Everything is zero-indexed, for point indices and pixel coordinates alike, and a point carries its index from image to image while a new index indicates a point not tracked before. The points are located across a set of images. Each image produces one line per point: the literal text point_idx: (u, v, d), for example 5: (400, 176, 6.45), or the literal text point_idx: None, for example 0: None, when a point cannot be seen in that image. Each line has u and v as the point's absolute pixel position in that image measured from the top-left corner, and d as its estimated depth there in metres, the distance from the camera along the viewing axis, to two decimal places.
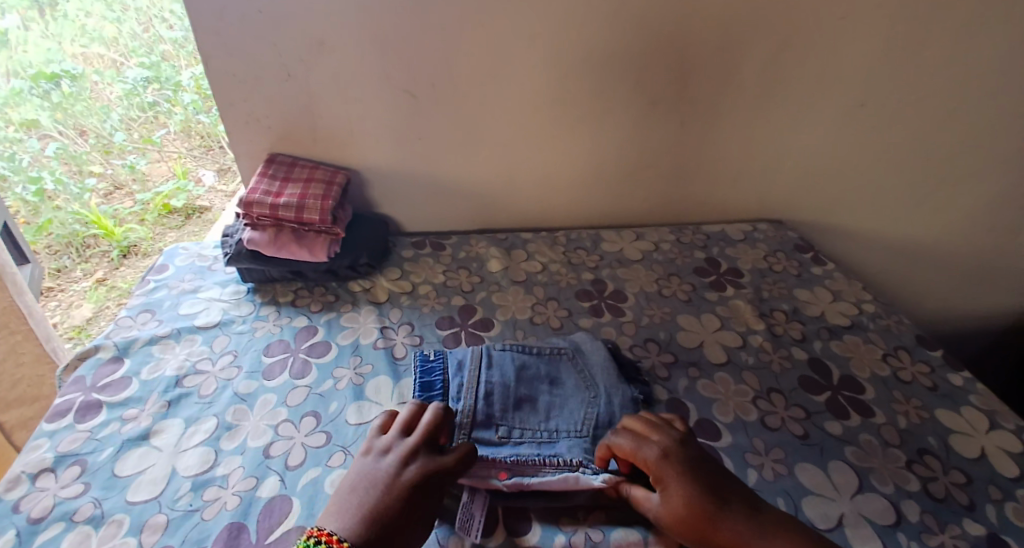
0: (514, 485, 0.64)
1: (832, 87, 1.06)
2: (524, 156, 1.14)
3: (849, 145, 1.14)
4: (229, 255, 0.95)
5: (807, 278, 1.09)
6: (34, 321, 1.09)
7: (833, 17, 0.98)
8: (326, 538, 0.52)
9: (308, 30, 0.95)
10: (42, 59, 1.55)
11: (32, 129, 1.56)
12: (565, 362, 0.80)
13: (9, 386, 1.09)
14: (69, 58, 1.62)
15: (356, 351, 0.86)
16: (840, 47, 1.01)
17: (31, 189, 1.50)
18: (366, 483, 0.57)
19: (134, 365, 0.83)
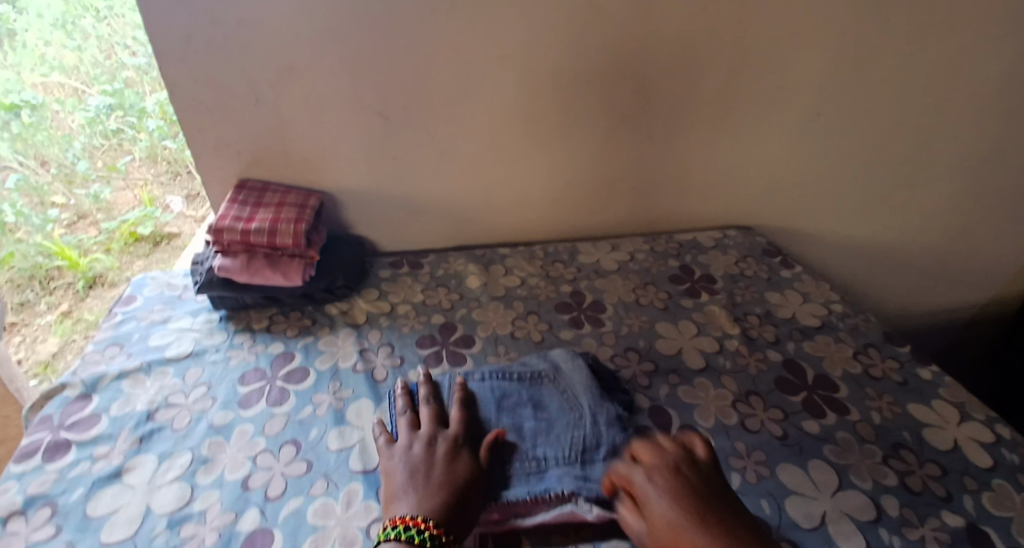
0: (507, 524, 0.63)
1: (792, 97, 1.10)
2: (499, 172, 1.15)
3: (809, 153, 1.18)
4: (201, 283, 0.93)
5: (777, 281, 1.12)
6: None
7: (788, 32, 1.02)
8: (417, 520, 0.57)
9: (277, 55, 0.95)
10: (0, 89, 1.41)
11: None
12: (547, 385, 0.80)
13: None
14: (29, 88, 1.48)
15: (335, 375, 0.85)
16: (797, 60, 1.06)
17: None
18: (418, 471, 0.63)
19: (103, 401, 0.80)
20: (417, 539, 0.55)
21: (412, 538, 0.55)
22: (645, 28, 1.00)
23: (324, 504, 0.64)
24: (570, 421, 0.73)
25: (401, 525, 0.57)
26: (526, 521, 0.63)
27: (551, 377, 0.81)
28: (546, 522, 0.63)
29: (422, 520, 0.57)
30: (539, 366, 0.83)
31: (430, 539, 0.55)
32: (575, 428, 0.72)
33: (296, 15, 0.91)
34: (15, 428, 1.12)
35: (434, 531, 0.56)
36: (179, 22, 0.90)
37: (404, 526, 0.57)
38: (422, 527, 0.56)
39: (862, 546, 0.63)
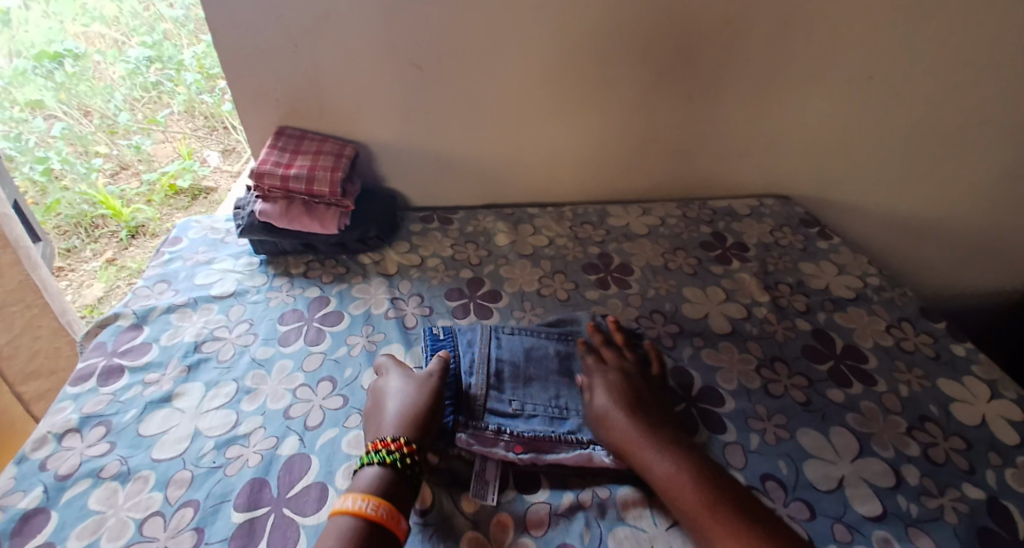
0: (529, 459, 0.66)
1: (845, 57, 1.05)
2: (532, 129, 1.14)
3: (857, 120, 1.13)
4: (242, 228, 0.96)
5: (812, 252, 1.09)
6: (49, 296, 1.11)
7: None
8: (392, 443, 0.61)
9: (316, 2, 0.95)
10: (44, 39, 1.50)
11: (37, 110, 1.55)
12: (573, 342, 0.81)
13: (26, 358, 1.11)
14: (72, 38, 1.58)
15: (368, 320, 0.88)
16: (853, 20, 1.00)
17: (38, 169, 1.51)
18: (403, 398, 0.67)
19: (153, 331, 0.85)
20: (389, 461, 0.59)
21: (385, 460, 0.60)
22: None
23: (358, 435, 0.68)
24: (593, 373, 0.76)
25: (384, 448, 0.60)
26: (547, 457, 0.66)
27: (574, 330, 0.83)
28: (564, 463, 0.66)
29: (398, 443, 0.61)
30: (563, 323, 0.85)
31: (399, 460, 0.60)
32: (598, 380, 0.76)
33: None
34: (69, 361, 1.19)
35: (404, 452, 0.60)
36: None
37: (378, 450, 0.61)
38: (395, 448, 0.60)
39: (878, 511, 0.64)
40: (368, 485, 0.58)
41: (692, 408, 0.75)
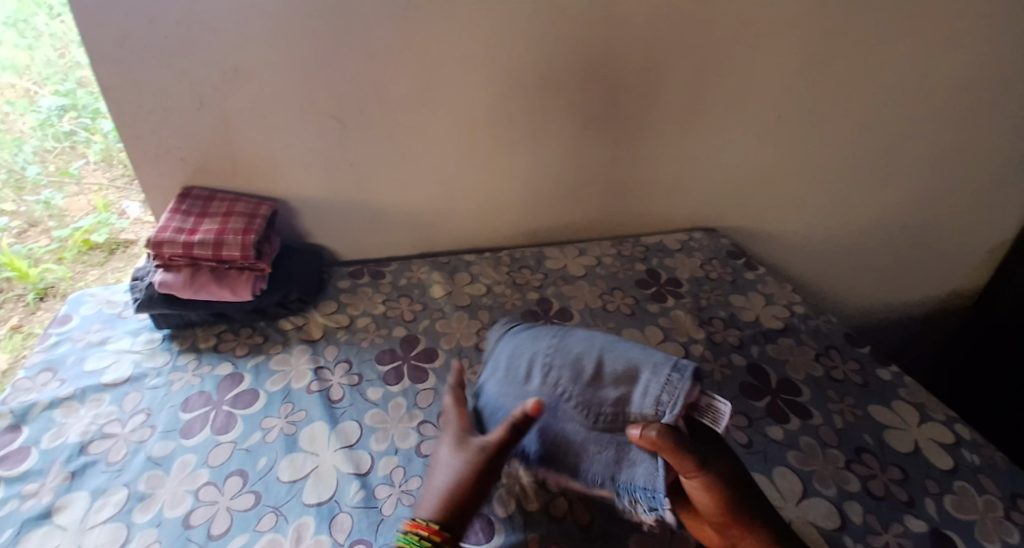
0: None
1: (755, 97, 1.10)
2: (461, 175, 1.11)
3: (772, 155, 1.19)
4: (140, 301, 0.87)
5: (741, 283, 1.12)
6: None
7: (748, 36, 1.02)
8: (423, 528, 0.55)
9: (220, 58, 0.89)
10: None
11: None
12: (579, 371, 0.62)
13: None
14: None
15: (288, 398, 0.80)
16: (758, 63, 1.05)
17: None
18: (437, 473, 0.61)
19: (33, 432, 0.74)
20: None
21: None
22: (607, 28, 0.97)
23: (272, 540, 0.60)
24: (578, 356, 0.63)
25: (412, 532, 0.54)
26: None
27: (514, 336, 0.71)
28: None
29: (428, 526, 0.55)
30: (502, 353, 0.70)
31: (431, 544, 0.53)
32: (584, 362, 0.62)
33: (238, 18, 0.86)
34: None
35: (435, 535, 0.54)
36: (107, 21, 0.84)
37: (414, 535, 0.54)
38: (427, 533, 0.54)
39: None
40: None
41: None
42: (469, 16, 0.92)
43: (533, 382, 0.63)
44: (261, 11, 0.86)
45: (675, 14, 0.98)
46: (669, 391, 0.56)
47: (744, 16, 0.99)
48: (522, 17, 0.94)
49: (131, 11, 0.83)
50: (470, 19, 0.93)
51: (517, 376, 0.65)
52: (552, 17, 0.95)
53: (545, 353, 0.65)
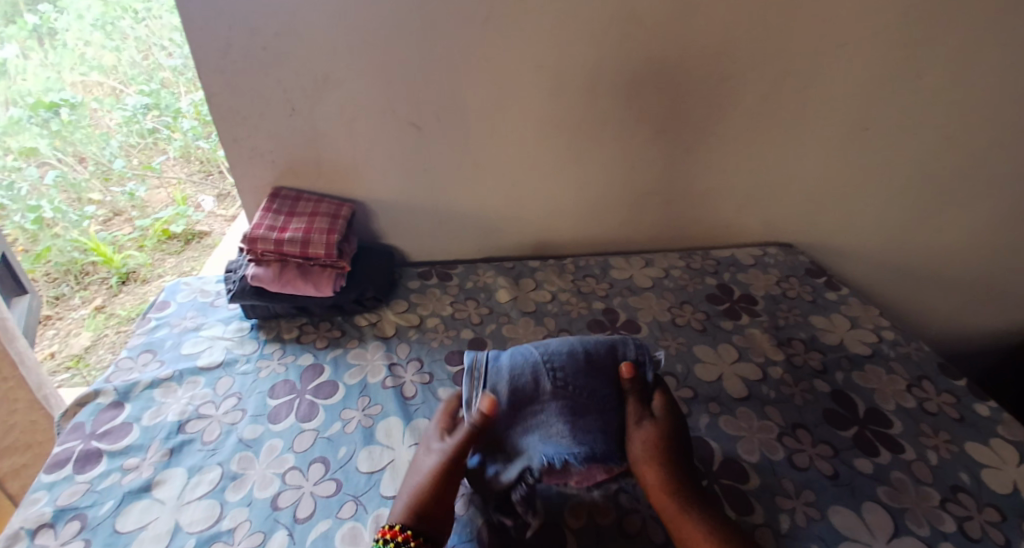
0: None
1: (840, 108, 1.05)
2: (531, 182, 1.13)
3: (855, 170, 1.13)
4: (234, 292, 0.93)
5: (822, 304, 1.07)
6: (26, 369, 1.05)
7: (838, 47, 0.98)
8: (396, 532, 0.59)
9: (313, 66, 0.94)
10: (41, 87, 1.50)
11: (31, 157, 1.54)
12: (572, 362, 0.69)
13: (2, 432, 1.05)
14: (69, 87, 1.55)
15: (364, 391, 0.83)
16: (847, 75, 1.01)
17: (31, 217, 1.53)
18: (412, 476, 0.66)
19: (134, 410, 0.80)
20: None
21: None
22: (687, 37, 0.96)
23: (353, 528, 0.63)
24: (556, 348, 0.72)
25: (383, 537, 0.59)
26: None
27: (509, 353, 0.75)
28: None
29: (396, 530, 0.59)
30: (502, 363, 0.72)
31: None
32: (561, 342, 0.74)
33: (333, 27, 0.91)
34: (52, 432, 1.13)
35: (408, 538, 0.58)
36: (216, 32, 0.90)
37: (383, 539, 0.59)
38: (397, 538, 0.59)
39: None
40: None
41: (714, 485, 0.71)
42: (550, 25, 0.93)
43: (540, 386, 0.67)
44: (353, 21, 0.90)
45: (760, 24, 0.95)
46: (641, 353, 0.72)
47: (834, 26, 0.96)
48: (602, 27, 0.94)
49: (238, 22, 0.89)
50: (550, 29, 0.94)
51: (518, 395, 0.67)
52: (631, 27, 0.95)
53: (544, 359, 0.69)
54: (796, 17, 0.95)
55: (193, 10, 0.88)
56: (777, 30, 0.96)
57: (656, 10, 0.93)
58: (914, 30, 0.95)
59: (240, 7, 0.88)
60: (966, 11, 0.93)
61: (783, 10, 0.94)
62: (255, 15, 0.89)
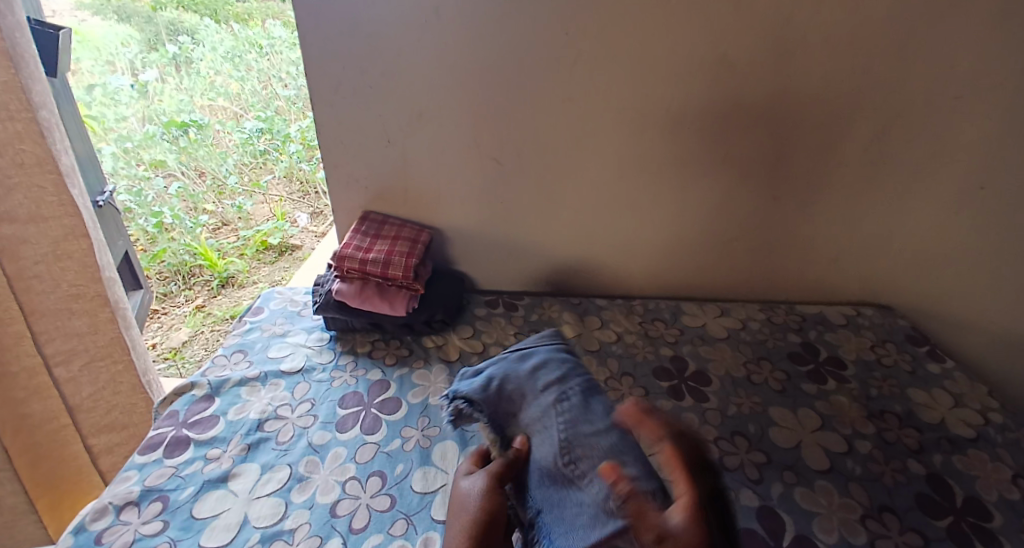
0: None
1: (951, 165, 0.98)
2: (606, 221, 1.13)
3: (964, 234, 1.04)
4: (319, 304, 1.00)
5: (923, 376, 0.97)
6: (135, 353, 1.19)
7: (947, 101, 0.92)
8: None
9: (411, 104, 1.03)
10: (175, 108, 1.84)
11: (159, 169, 1.81)
12: (588, 403, 0.66)
13: (101, 411, 1.15)
14: (197, 109, 1.91)
15: (425, 412, 0.86)
16: (956, 132, 0.94)
17: (153, 221, 1.72)
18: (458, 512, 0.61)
19: (222, 404, 0.87)
20: None
21: None
22: (778, 87, 0.95)
23: (403, 547, 0.64)
24: (574, 386, 0.67)
25: None
26: None
27: (543, 337, 0.81)
28: None
29: None
30: (525, 341, 0.81)
31: None
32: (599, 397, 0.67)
33: (431, 70, 0.99)
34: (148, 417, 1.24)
35: None
36: (332, 71, 1.01)
37: None
38: None
39: None
40: None
41: None
42: (635, 73, 0.96)
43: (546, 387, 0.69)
44: (453, 65, 0.98)
45: (859, 77, 0.92)
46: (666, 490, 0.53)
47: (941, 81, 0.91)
48: (688, 75, 0.95)
49: (350, 63, 1.00)
50: (636, 76, 0.96)
51: (524, 379, 0.72)
52: (720, 76, 0.95)
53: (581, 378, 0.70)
54: (901, 70, 0.91)
55: (315, 52, 0.99)
56: (878, 84, 0.92)
57: (746, 60, 0.93)
58: None
59: (354, 50, 0.98)
60: None
61: (886, 62, 0.90)
62: (366, 59, 0.99)
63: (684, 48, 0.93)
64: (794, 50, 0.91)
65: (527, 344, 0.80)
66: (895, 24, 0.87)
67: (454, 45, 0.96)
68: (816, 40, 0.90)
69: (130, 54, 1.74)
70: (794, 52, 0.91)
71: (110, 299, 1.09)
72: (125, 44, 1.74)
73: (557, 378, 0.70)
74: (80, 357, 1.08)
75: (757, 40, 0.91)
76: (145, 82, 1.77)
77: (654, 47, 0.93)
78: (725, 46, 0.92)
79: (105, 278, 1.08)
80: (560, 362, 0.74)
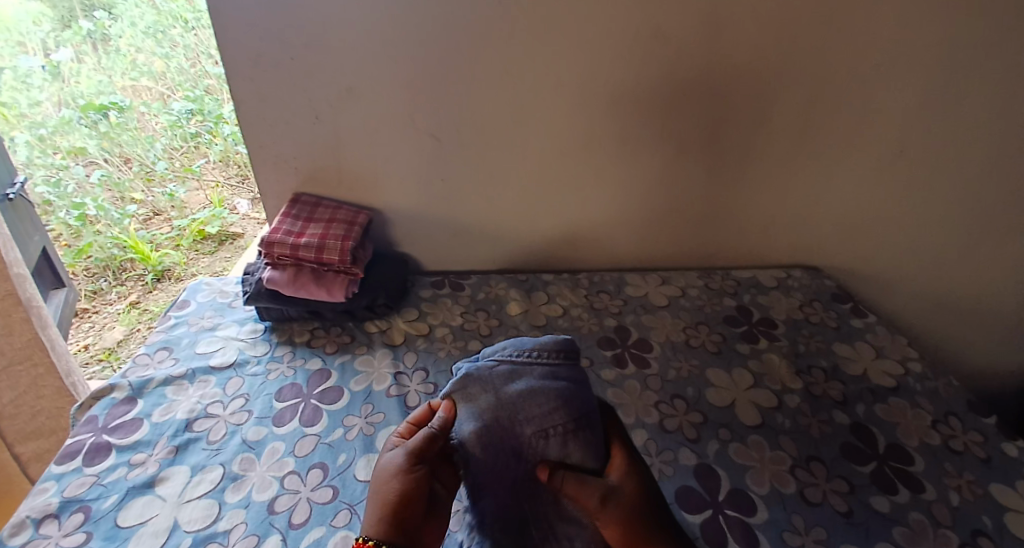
0: None
1: (872, 133, 1.02)
2: (548, 196, 1.12)
3: (884, 196, 1.10)
4: (249, 294, 0.95)
5: (848, 332, 1.03)
6: (58, 355, 1.13)
7: (868, 67, 0.95)
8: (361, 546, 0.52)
9: (337, 78, 0.97)
10: (92, 90, 1.73)
11: (79, 157, 1.70)
12: (567, 434, 0.53)
13: (26, 417, 1.10)
14: (118, 90, 1.78)
15: (368, 398, 0.84)
16: (876, 97, 0.98)
17: (74, 214, 1.63)
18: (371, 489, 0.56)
19: (146, 406, 0.82)
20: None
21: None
22: (710, 56, 0.95)
23: (345, 537, 0.63)
24: (556, 414, 0.53)
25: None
26: None
27: (557, 346, 0.58)
28: None
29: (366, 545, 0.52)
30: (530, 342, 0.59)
31: None
32: (556, 385, 0.55)
33: (355, 41, 0.93)
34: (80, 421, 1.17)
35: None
36: (248, 42, 0.94)
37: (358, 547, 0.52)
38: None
39: None
40: None
41: (719, 516, 0.69)
42: (569, 42, 0.94)
43: (525, 411, 0.53)
44: (379, 35, 0.93)
45: (787, 44, 0.93)
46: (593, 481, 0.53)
47: (863, 48, 0.93)
48: (623, 44, 0.94)
49: (266, 34, 0.93)
50: (570, 46, 0.94)
51: (504, 395, 0.55)
52: (654, 45, 0.94)
53: (570, 402, 0.54)
54: (825, 38, 0.93)
55: (229, 21, 0.92)
56: (805, 51, 0.94)
57: (678, 28, 0.92)
58: (947, 54, 0.92)
59: (271, 19, 0.91)
60: (1010, 34, 0.89)
61: (812, 30, 0.92)
62: (284, 29, 0.92)
63: (618, 16, 0.91)
64: (724, 17, 0.91)
65: (532, 350, 0.58)
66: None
67: (378, 14, 0.91)
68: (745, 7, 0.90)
69: (42, 33, 1.63)
70: (725, 19, 0.91)
71: (22, 297, 1.02)
72: (37, 22, 1.62)
73: (507, 372, 0.56)
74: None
75: (688, 6, 0.90)
76: (57, 62, 1.65)
77: (587, 15, 0.91)
78: (657, 13, 0.91)
79: (14, 275, 1.00)
80: (551, 382, 0.55)
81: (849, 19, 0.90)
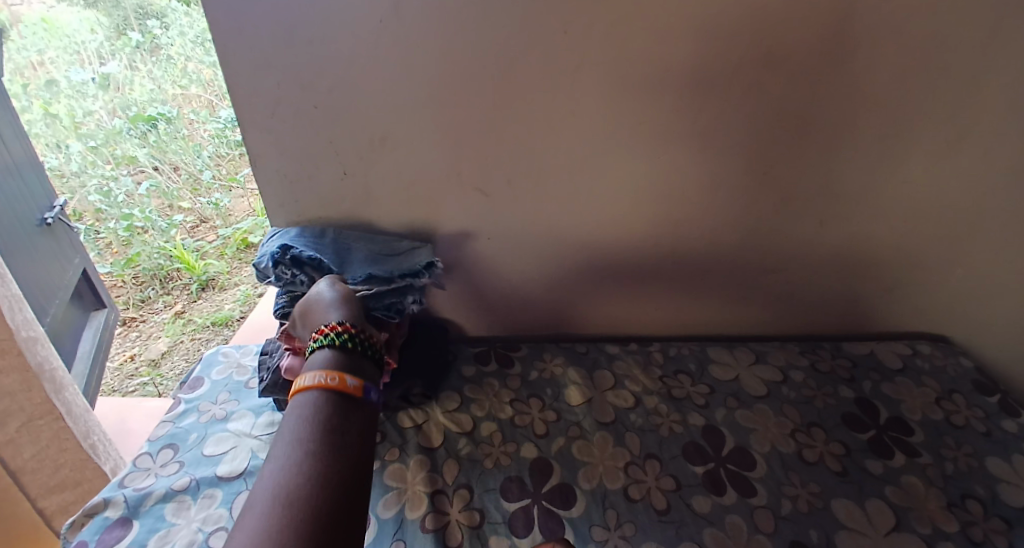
0: None
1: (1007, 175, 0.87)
2: (612, 252, 0.95)
3: (999, 246, 0.94)
4: (265, 386, 0.80)
5: (1001, 439, 0.83)
6: (73, 418, 0.94)
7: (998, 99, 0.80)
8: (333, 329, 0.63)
9: (369, 127, 0.80)
10: (145, 98, 1.55)
11: (129, 166, 1.56)
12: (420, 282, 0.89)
13: (50, 470, 0.93)
14: (168, 99, 1.57)
15: (400, 533, 0.68)
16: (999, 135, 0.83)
17: (124, 224, 1.51)
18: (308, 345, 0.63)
19: (140, 533, 0.68)
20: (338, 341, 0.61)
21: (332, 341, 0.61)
22: (826, 96, 0.80)
23: None
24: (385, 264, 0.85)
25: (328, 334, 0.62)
26: None
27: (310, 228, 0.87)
28: None
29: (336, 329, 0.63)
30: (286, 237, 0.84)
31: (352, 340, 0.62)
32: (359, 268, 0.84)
33: (393, 81, 0.76)
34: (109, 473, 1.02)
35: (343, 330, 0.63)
36: (263, 88, 0.77)
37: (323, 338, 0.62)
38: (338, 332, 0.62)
39: None
40: (328, 362, 0.59)
41: None
42: (650, 79, 0.78)
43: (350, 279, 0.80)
44: (425, 79, 0.76)
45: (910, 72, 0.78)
46: None
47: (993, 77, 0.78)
48: (715, 78, 0.78)
49: (287, 78, 0.76)
50: (652, 82, 0.78)
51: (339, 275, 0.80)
52: (752, 78, 0.78)
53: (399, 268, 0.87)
54: (957, 69, 0.78)
55: (239, 65, 0.75)
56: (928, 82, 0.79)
57: (782, 55, 0.76)
58: None
59: (292, 63, 0.74)
60: None
61: (936, 58, 0.77)
62: (308, 71, 0.75)
63: (713, 52, 0.76)
64: (840, 45, 0.75)
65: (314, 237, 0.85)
66: (963, 20, 0.74)
67: (419, 52, 0.74)
68: (864, 34, 0.75)
69: (97, 42, 1.46)
70: (839, 47, 0.75)
71: (32, 364, 0.84)
72: (92, 30, 1.45)
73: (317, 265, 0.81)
74: (14, 419, 0.84)
75: (799, 32, 0.74)
76: (107, 74, 1.49)
77: (674, 46, 0.75)
78: (759, 42, 0.75)
79: (21, 340, 0.82)
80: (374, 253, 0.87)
81: (980, 45, 0.76)
